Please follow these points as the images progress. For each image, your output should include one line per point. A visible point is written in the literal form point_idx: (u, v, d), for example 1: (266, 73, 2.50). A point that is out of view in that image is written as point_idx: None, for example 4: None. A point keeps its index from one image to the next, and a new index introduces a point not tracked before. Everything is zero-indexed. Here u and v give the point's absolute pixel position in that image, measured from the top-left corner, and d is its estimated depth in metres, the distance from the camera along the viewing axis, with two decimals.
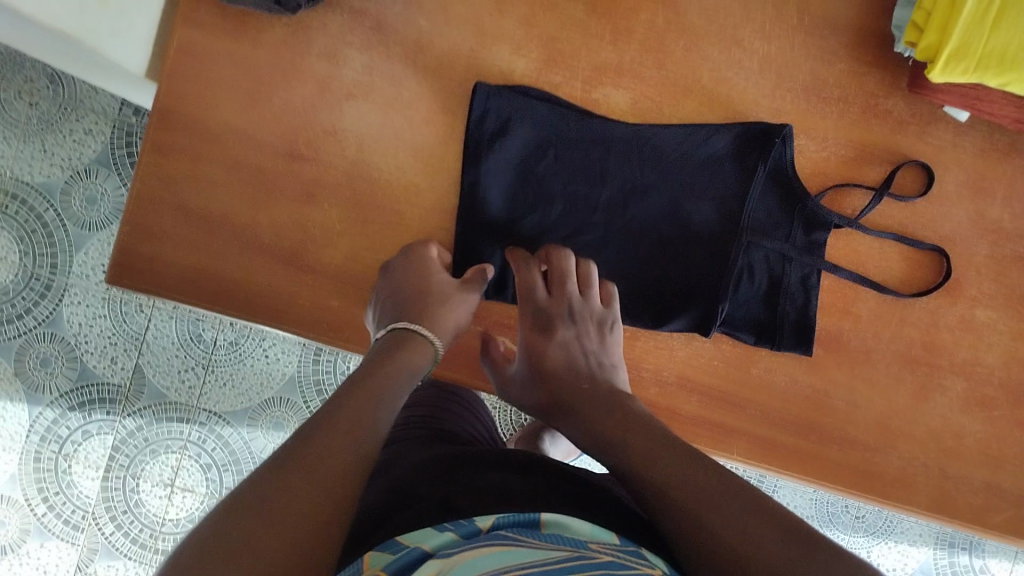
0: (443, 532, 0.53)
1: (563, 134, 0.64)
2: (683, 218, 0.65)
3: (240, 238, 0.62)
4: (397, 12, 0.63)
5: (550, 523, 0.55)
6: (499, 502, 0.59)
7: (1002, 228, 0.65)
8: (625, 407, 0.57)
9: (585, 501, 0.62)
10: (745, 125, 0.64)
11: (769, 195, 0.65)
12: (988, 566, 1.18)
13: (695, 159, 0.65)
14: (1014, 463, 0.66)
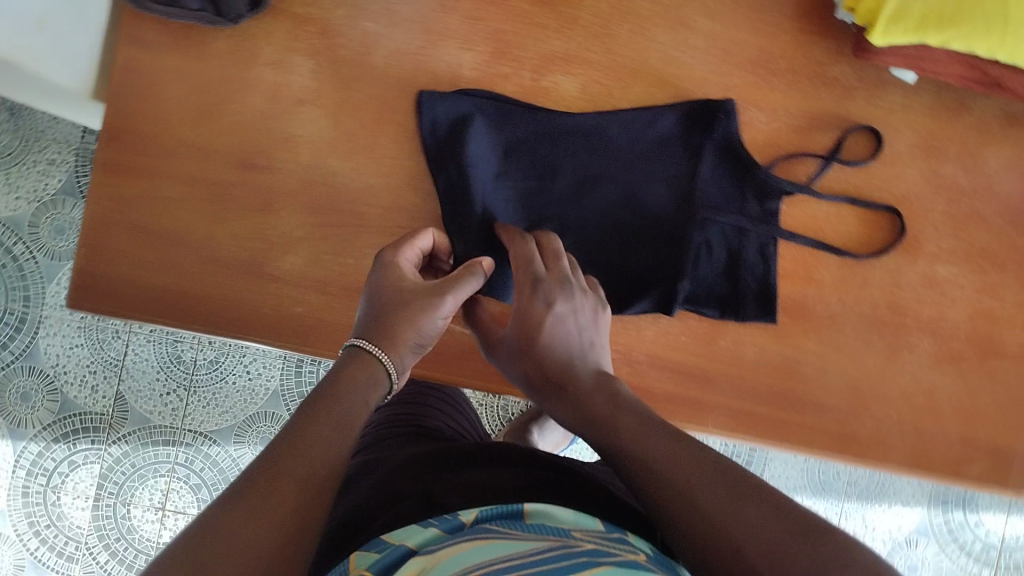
0: (428, 528, 0.54)
1: (513, 130, 0.65)
2: (638, 200, 0.65)
3: (202, 254, 0.64)
4: (340, 16, 0.63)
5: (534, 513, 0.56)
6: (480, 498, 0.60)
7: (956, 183, 0.65)
8: (614, 387, 0.56)
9: (568, 493, 0.63)
10: (688, 104, 0.65)
11: (719, 174, 0.66)
12: (983, 520, 1.19)
13: (643, 141, 0.65)
14: (988, 415, 0.66)
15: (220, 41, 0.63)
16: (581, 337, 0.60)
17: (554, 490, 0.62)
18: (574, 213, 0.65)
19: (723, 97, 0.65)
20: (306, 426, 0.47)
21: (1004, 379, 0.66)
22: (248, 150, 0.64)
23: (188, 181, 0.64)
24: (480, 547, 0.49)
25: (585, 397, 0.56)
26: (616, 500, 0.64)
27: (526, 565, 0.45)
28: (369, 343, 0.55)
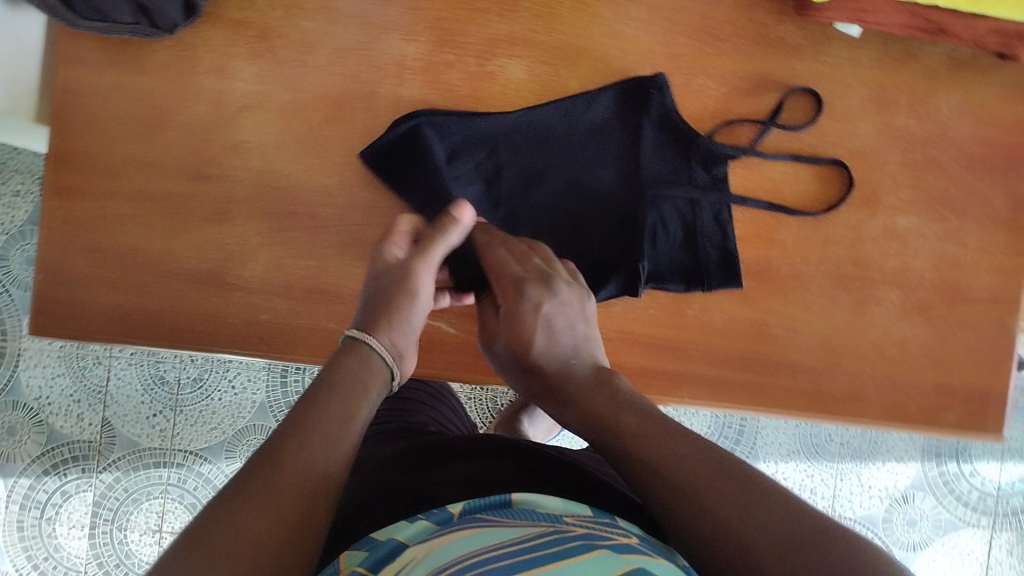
0: (415, 524, 0.54)
1: (454, 139, 0.64)
2: (586, 186, 0.65)
3: (161, 269, 0.63)
4: (278, 17, 0.63)
5: (523, 502, 0.56)
6: (469, 489, 0.59)
7: (909, 134, 0.65)
8: (613, 382, 0.57)
9: (553, 482, 0.62)
10: (620, 83, 0.65)
11: (665, 152, 0.66)
12: (978, 469, 1.19)
13: (583, 127, 0.66)
14: (961, 361, 0.66)
15: (160, 52, 0.63)
16: (574, 335, 0.60)
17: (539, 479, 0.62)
18: (527, 202, 0.65)
19: (652, 71, 0.65)
20: (290, 433, 0.46)
21: (974, 325, 0.66)
22: (198, 161, 0.63)
23: (140, 197, 0.63)
24: (466, 538, 0.49)
25: (584, 397, 0.56)
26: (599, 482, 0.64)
27: (514, 551, 0.45)
28: (361, 330, 0.56)
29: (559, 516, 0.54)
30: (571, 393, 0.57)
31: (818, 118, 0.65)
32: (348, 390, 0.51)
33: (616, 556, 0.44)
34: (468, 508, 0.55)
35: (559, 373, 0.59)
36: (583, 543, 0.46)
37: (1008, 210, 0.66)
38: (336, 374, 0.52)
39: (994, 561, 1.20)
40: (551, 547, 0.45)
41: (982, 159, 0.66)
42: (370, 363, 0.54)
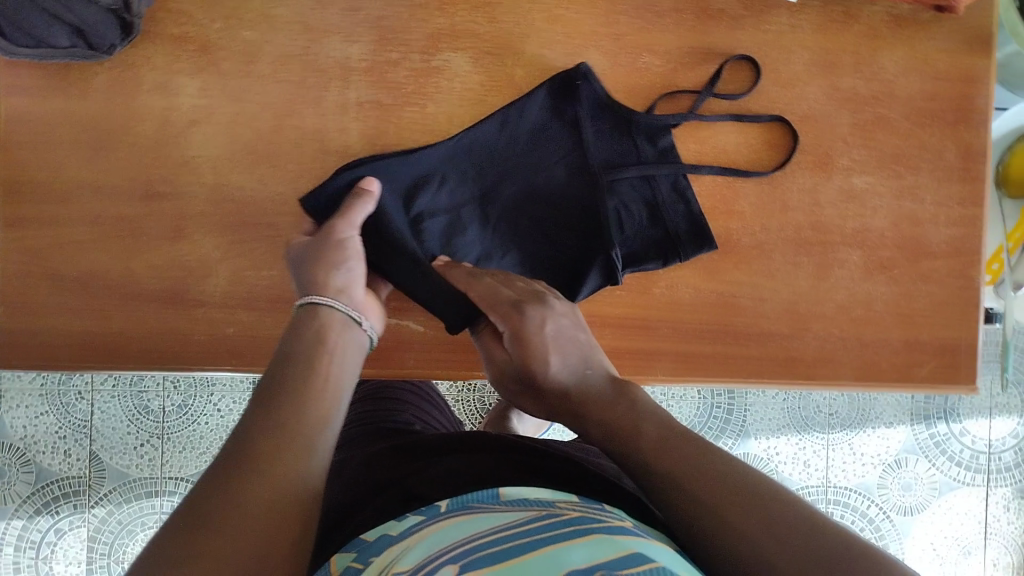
0: (403, 523, 0.53)
1: (402, 179, 0.64)
2: (541, 187, 0.65)
3: (122, 291, 0.63)
4: (218, 29, 0.63)
5: (509, 493, 0.54)
6: (453, 484, 0.58)
7: (857, 94, 0.66)
8: (633, 394, 0.54)
9: (544, 463, 0.62)
10: (549, 81, 0.64)
11: (611, 141, 0.65)
12: (967, 428, 1.19)
13: (523, 131, 0.65)
14: (928, 316, 0.66)
15: (102, 75, 0.62)
16: (580, 346, 0.59)
17: (529, 465, 0.61)
18: (491, 216, 0.65)
19: (574, 62, 0.65)
20: (263, 443, 0.45)
21: (937, 278, 0.66)
22: (150, 180, 0.63)
23: (93, 221, 0.63)
24: (453, 532, 0.48)
25: (592, 408, 0.54)
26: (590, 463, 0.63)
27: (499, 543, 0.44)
28: (304, 297, 0.58)
29: (550, 502, 0.52)
30: (581, 407, 0.55)
31: (758, 83, 0.65)
32: (308, 355, 0.53)
33: (610, 542, 0.43)
34: (453, 502, 0.55)
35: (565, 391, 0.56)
36: (576, 530, 0.45)
37: (961, 162, 0.66)
38: (302, 372, 0.51)
39: (993, 518, 1.20)
40: (540, 536, 0.44)
41: (930, 113, 0.66)
42: (319, 315, 0.56)
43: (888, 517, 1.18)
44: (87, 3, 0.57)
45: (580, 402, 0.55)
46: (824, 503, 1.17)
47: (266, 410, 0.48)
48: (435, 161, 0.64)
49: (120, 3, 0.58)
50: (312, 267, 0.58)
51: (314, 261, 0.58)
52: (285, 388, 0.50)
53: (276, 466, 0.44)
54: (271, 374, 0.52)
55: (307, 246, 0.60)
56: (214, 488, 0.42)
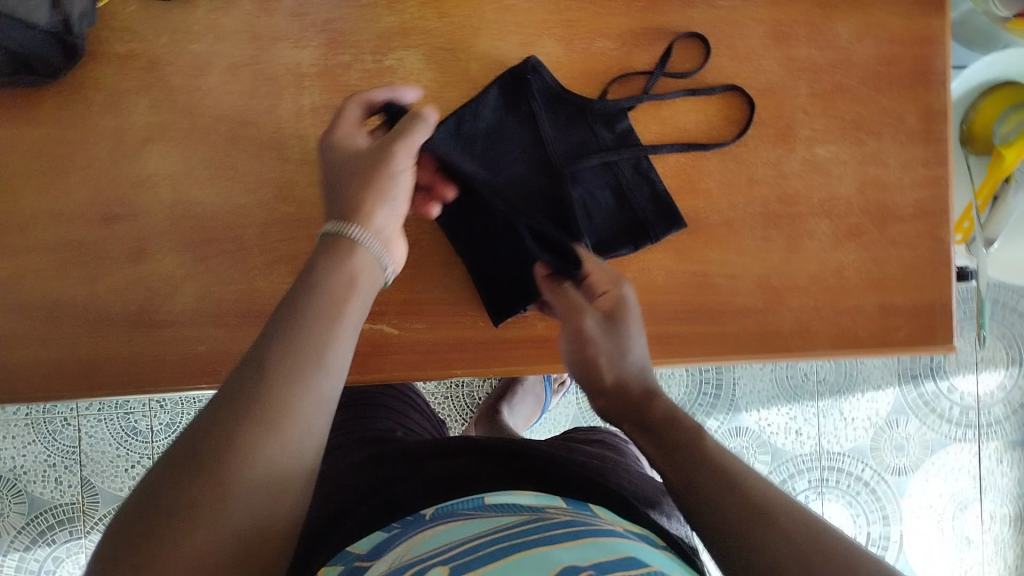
0: (391, 534, 0.53)
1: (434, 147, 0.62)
2: (509, 178, 0.64)
3: (87, 317, 0.62)
4: (165, 45, 0.63)
5: (494, 499, 0.54)
6: (438, 491, 0.58)
7: (814, 64, 0.65)
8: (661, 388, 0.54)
9: (530, 465, 0.62)
10: (500, 78, 0.64)
11: (570, 133, 0.65)
12: (956, 384, 1.19)
13: (481, 131, 0.64)
14: (902, 280, 0.66)
15: (52, 99, 0.62)
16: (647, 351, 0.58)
17: (517, 469, 0.61)
18: (457, 212, 0.64)
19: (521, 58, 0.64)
20: (272, 404, 0.44)
21: (907, 242, 0.66)
22: (108, 202, 0.63)
23: (53, 247, 0.63)
24: (443, 537, 0.48)
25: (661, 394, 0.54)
26: (577, 463, 0.63)
27: (484, 545, 0.44)
28: (338, 222, 0.54)
29: (541, 509, 0.52)
30: (657, 395, 0.54)
31: (709, 57, 0.65)
32: (336, 291, 0.50)
33: (596, 547, 0.43)
34: (440, 508, 0.55)
35: (635, 386, 0.54)
36: (564, 534, 0.45)
37: (924, 124, 0.66)
38: (324, 305, 0.49)
39: (987, 471, 1.19)
40: (525, 540, 0.44)
41: (888, 77, 0.66)
42: (343, 249, 0.52)
43: (882, 478, 1.18)
44: (25, 28, 0.57)
45: (651, 394, 0.54)
46: (818, 470, 1.18)
47: (284, 343, 0.46)
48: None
49: (59, 25, 0.58)
50: (354, 187, 0.55)
51: (358, 182, 0.55)
52: (301, 321, 0.47)
53: (287, 418, 0.43)
54: (291, 305, 0.49)
55: (354, 158, 0.56)
56: (214, 460, 0.41)
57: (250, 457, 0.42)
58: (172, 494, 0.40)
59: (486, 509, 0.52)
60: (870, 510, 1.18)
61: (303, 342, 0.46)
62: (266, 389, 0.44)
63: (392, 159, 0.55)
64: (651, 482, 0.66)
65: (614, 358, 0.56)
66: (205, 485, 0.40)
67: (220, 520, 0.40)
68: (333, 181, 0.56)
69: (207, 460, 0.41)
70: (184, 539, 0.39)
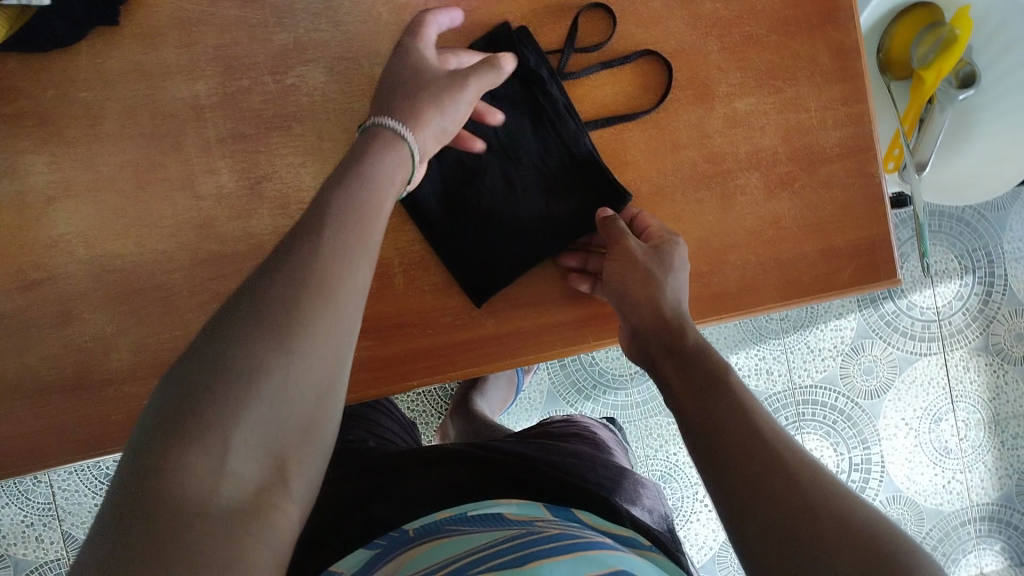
0: (375, 555, 0.52)
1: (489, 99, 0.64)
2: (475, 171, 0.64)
3: (23, 389, 0.61)
4: (52, 97, 0.60)
5: (477, 510, 0.53)
6: (418, 503, 0.57)
7: (720, 18, 0.64)
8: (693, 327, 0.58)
9: (505, 469, 0.61)
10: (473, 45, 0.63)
11: (525, 114, 0.64)
12: (914, 301, 1.20)
13: None
14: (839, 221, 0.66)
15: None
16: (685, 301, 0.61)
17: (494, 475, 0.60)
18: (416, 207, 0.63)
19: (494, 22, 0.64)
20: (318, 286, 0.42)
21: (838, 182, 0.66)
22: (22, 269, 0.60)
23: None
24: (432, 555, 0.47)
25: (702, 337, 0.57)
26: (552, 463, 0.63)
27: (474, 562, 0.44)
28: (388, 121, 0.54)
29: (529, 521, 0.51)
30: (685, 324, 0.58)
31: (616, 26, 0.64)
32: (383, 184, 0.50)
33: (585, 561, 0.42)
34: (423, 523, 0.54)
35: (671, 314, 0.58)
36: (554, 549, 0.44)
37: (838, 62, 0.65)
38: (372, 192, 0.49)
39: (955, 381, 1.20)
40: (510, 557, 0.43)
41: (795, 21, 0.65)
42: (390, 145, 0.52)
43: (857, 404, 1.19)
44: None
45: (688, 330, 0.57)
46: (794, 406, 1.18)
47: (340, 222, 0.46)
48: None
49: None
50: (413, 92, 0.55)
51: (423, 93, 0.55)
52: (347, 204, 0.47)
53: (338, 294, 0.43)
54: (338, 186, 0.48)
55: (425, 70, 0.56)
56: (265, 340, 0.40)
57: (309, 326, 0.41)
58: (227, 360, 0.39)
59: (472, 523, 0.51)
60: (849, 437, 1.18)
61: (348, 225, 0.46)
62: (320, 264, 0.43)
63: (462, 87, 0.56)
64: (624, 473, 0.67)
65: (654, 283, 0.59)
66: (257, 354, 0.39)
67: (282, 385, 0.39)
68: (389, 82, 0.56)
69: (268, 326, 0.40)
70: (246, 406, 0.38)
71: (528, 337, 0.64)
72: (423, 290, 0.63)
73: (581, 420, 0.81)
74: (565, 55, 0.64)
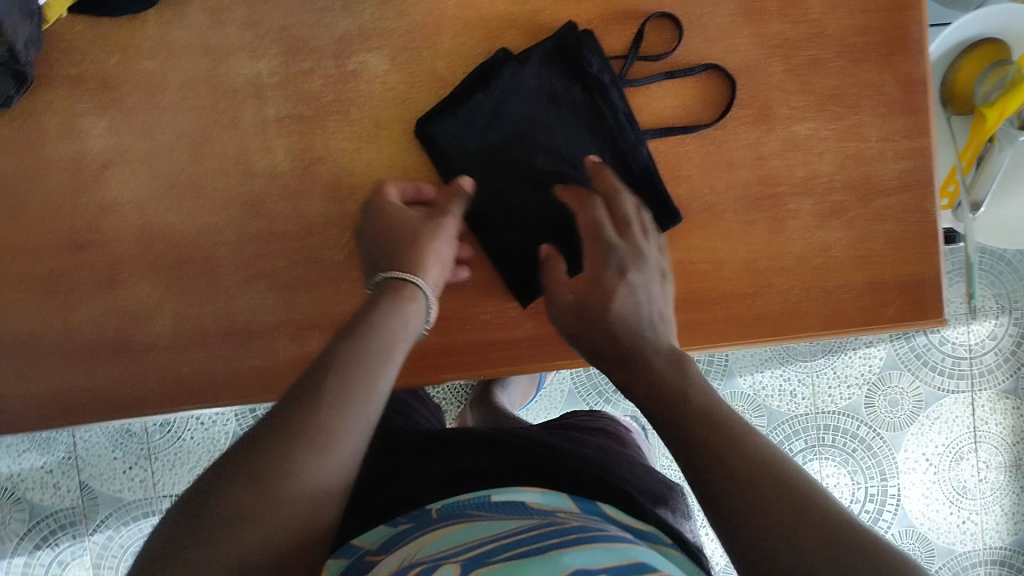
0: (395, 530, 0.51)
1: (549, 98, 0.63)
2: (526, 167, 0.63)
3: (65, 348, 0.62)
4: (117, 63, 0.60)
5: (501, 496, 0.51)
6: (441, 485, 0.56)
7: (788, 38, 0.63)
8: (647, 348, 0.54)
9: (528, 455, 0.59)
10: (542, 43, 0.62)
11: (585, 117, 0.63)
12: (946, 336, 1.18)
13: (509, 99, 0.63)
14: (888, 256, 0.65)
15: (4, 127, 0.60)
16: (649, 309, 0.57)
17: (516, 458, 0.58)
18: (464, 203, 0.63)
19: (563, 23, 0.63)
20: (310, 431, 0.46)
21: (892, 216, 0.65)
22: (73, 230, 0.61)
23: (23, 280, 0.61)
24: (444, 540, 0.46)
25: (654, 344, 0.54)
26: (576, 454, 0.61)
27: (491, 550, 0.42)
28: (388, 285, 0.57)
29: (552, 512, 0.48)
30: (633, 354, 0.54)
31: (682, 37, 0.63)
32: (389, 337, 0.53)
33: (604, 552, 0.41)
34: (446, 505, 0.52)
35: (622, 340, 0.55)
36: (579, 539, 0.43)
37: (903, 94, 0.64)
38: (377, 342, 0.52)
39: (980, 421, 1.19)
40: (529, 547, 0.42)
41: (864, 48, 0.64)
42: (387, 302, 0.56)
43: (878, 434, 1.17)
44: None
45: (635, 340, 0.55)
46: (815, 430, 1.17)
47: (342, 373, 0.49)
48: (447, 129, 0.62)
49: (5, 55, 0.55)
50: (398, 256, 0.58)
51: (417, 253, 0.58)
52: (350, 354, 0.50)
53: (330, 440, 0.46)
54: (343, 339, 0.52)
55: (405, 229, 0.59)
56: (255, 485, 0.44)
57: (297, 472, 0.44)
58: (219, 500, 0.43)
59: (496, 510, 0.49)
60: (867, 467, 1.17)
61: (350, 374, 0.49)
62: (321, 412, 0.47)
63: (448, 225, 0.60)
64: (650, 470, 0.66)
65: (599, 311, 0.57)
66: (243, 497, 0.43)
67: (266, 527, 0.43)
68: (379, 245, 0.59)
69: (259, 471, 0.44)
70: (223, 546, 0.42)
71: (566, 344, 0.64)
72: (464, 287, 0.64)
73: (603, 414, 0.81)
74: (628, 61, 0.63)
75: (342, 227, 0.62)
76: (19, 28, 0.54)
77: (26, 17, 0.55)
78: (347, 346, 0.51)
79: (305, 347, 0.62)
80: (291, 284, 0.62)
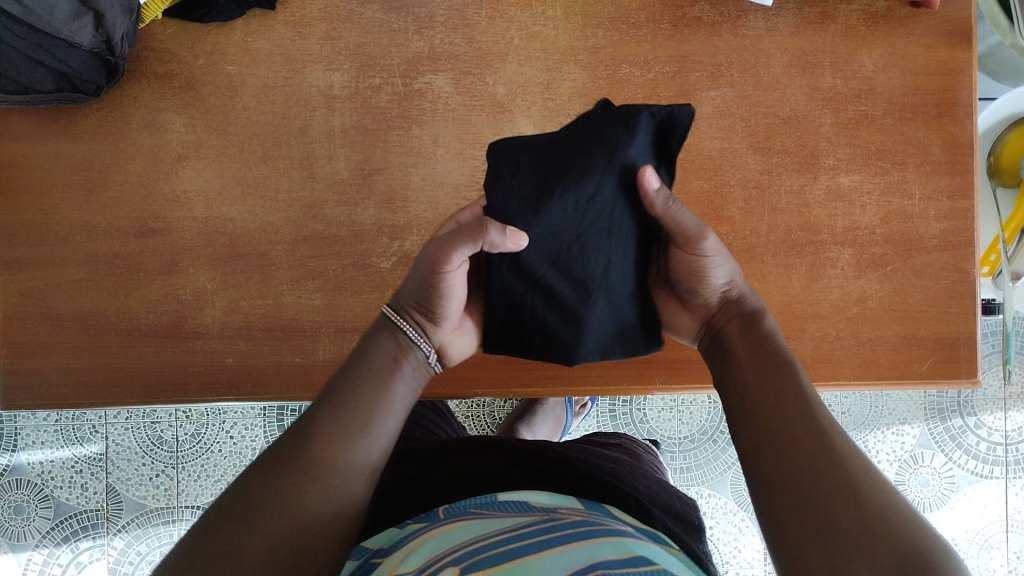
0: (405, 528, 0.51)
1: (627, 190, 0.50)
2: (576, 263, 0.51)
3: (119, 328, 0.65)
4: (201, 65, 0.64)
5: (507, 496, 0.51)
6: (458, 488, 0.57)
7: (839, 93, 0.66)
8: (757, 311, 0.54)
9: (541, 464, 0.60)
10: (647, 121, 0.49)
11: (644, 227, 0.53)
12: (982, 420, 1.16)
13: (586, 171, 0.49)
14: (925, 311, 0.66)
15: (91, 115, 0.65)
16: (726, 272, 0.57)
17: (528, 467, 0.59)
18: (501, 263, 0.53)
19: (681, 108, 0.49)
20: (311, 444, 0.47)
21: (932, 273, 0.66)
22: (143, 218, 0.65)
23: (88, 260, 0.65)
24: (452, 531, 0.46)
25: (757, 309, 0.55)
26: (589, 463, 0.62)
27: (496, 539, 0.43)
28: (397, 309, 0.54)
29: (554, 509, 0.49)
30: (759, 312, 0.54)
31: (737, 83, 0.65)
32: (374, 387, 0.51)
33: (598, 547, 0.41)
34: (454, 505, 0.52)
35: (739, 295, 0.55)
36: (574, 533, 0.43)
37: (949, 156, 0.66)
38: (373, 372, 0.52)
39: (1014, 510, 1.15)
40: (534, 536, 0.43)
41: (913, 108, 0.66)
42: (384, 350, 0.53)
43: None
44: (69, 48, 0.59)
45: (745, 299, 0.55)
46: None
47: (337, 403, 0.49)
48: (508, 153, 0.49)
49: (102, 46, 0.59)
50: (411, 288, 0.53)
51: (422, 298, 0.52)
52: (350, 385, 0.51)
53: (333, 449, 0.47)
54: (344, 373, 0.52)
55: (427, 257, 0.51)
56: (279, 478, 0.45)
57: (301, 473, 0.45)
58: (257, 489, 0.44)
59: (501, 507, 0.49)
60: None
61: (353, 401, 0.50)
62: (333, 421, 0.48)
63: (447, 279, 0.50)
64: (668, 487, 0.66)
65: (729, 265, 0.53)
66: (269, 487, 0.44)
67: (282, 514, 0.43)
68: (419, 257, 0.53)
69: (276, 470, 0.45)
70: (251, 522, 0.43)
71: (598, 369, 0.66)
72: None
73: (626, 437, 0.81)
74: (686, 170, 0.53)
75: (391, 236, 0.64)
76: (119, 21, 0.59)
77: (126, 12, 0.59)
78: (346, 380, 0.51)
79: (345, 349, 0.64)
80: (339, 286, 0.64)
